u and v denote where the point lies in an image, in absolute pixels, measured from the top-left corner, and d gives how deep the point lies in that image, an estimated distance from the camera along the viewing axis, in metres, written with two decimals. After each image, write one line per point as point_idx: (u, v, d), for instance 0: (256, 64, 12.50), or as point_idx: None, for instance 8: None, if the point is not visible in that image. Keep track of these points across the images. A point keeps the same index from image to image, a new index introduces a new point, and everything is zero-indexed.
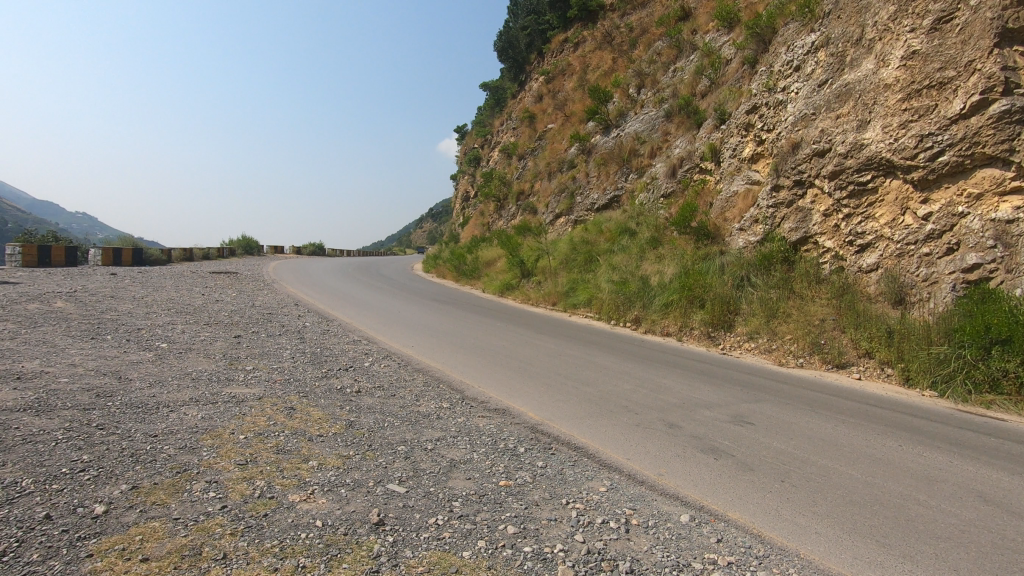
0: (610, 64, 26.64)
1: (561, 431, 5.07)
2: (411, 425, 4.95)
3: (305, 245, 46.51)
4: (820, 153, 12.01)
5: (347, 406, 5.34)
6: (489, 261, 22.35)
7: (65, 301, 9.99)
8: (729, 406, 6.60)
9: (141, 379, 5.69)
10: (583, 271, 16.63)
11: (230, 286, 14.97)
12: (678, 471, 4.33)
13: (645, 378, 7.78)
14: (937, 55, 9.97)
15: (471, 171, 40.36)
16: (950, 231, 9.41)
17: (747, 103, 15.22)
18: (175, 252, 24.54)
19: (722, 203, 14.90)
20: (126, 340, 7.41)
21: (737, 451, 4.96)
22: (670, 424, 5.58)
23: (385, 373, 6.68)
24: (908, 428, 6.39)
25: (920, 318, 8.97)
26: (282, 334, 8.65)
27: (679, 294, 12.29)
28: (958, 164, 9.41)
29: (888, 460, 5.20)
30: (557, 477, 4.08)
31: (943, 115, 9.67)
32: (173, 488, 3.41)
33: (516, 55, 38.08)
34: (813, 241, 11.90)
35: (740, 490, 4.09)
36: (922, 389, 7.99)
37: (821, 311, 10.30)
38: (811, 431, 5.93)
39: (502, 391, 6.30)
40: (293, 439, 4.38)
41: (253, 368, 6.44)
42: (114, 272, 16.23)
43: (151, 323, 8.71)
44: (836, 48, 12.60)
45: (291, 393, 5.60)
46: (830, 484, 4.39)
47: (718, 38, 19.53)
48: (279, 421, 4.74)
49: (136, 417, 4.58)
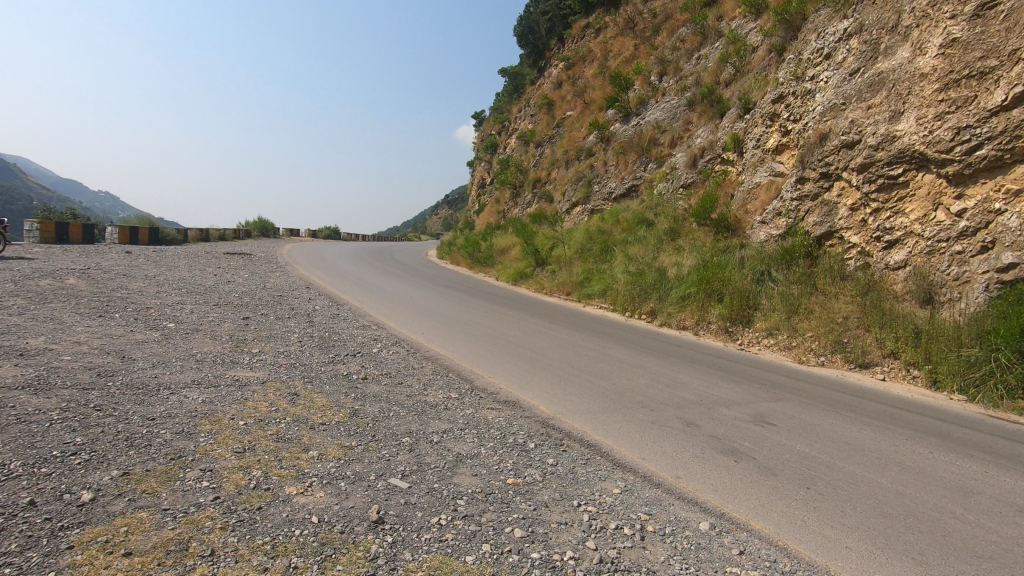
0: (632, 51, 26.02)
1: (573, 426, 4.86)
2: (418, 416, 4.76)
3: (321, 229, 46.97)
4: (849, 145, 11.52)
5: (352, 393, 5.17)
6: (503, 249, 22.10)
7: (78, 278, 9.97)
8: (749, 405, 6.34)
9: (145, 360, 5.57)
10: (599, 261, 16.34)
11: (243, 267, 14.94)
12: (697, 474, 4.09)
13: (661, 373, 7.51)
14: (978, 43, 9.44)
15: (487, 158, 40.01)
16: (985, 229, 8.96)
17: (774, 92, 14.72)
18: (191, 232, 24.64)
19: (743, 195, 14.48)
20: (133, 319, 7.32)
21: (760, 454, 4.69)
22: (688, 422, 5.32)
23: (393, 360, 6.50)
24: (938, 434, 6.07)
25: (950, 319, 8.59)
26: (291, 317, 8.54)
27: (696, 286, 11.95)
28: (997, 158, 8.93)
29: (920, 468, 4.92)
30: (568, 477, 3.86)
31: (983, 106, 9.18)
32: (166, 476, 3.26)
33: (536, 41, 37.43)
34: (838, 237, 11.48)
35: (764, 496, 3.84)
36: (950, 394, 7.66)
37: (845, 309, 9.92)
38: (836, 434, 5.66)
39: (513, 382, 6.11)
40: (295, 427, 4.21)
41: (259, 351, 6.30)
42: (128, 250, 16.23)
43: (160, 302, 8.63)
44: (869, 35, 12.04)
45: (295, 377, 5.45)
46: (859, 493, 4.13)
47: (745, 25, 18.93)
48: (281, 407, 4.57)
49: (135, 399, 4.45)
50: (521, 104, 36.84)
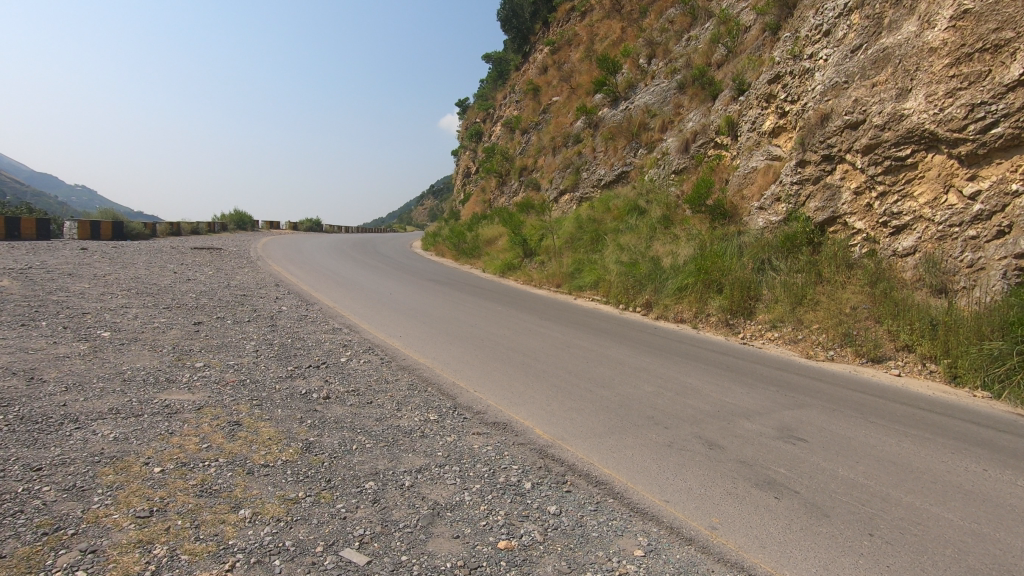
0: (619, 34, 25.03)
1: (574, 455, 4.04)
2: (387, 449, 3.88)
3: (302, 221, 45.57)
4: (852, 126, 10.73)
5: (309, 420, 4.26)
6: (489, 240, 21.13)
7: (12, 280, 8.86)
8: (772, 415, 5.56)
9: (57, 382, 4.59)
10: (589, 251, 15.51)
11: (209, 263, 13.89)
12: (734, 520, 3.29)
13: (667, 377, 6.69)
14: (992, 15, 8.69)
15: (472, 146, 38.90)
16: (1001, 212, 8.26)
17: (770, 72, 13.92)
18: (159, 227, 23.37)
19: (738, 180, 13.70)
20: (61, 328, 6.31)
21: (801, 486, 3.90)
22: (710, 443, 4.51)
23: (363, 373, 5.61)
24: (982, 444, 5.33)
25: (968, 308, 7.86)
26: (251, 320, 7.58)
27: (694, 276, 11.16)
28: (1014, 136, 8.20)
29: (984, 495, 4.15)
30: (575, 533, 3.03)
31: (998, 81, 8.44)
32: (25, 566, 2.36)
33: (520, 25, 36.25)
34: (841, 222, 10.73)
35: (823, 553, 3.04)
36: (973, 390, 6.93)
37: (854, 299, 9.15)
38: (876, 451, 4.91)
39: (504, 396, 5.25)
40: (225, 473, 3.30)
41: (204, 366, 5.34)
42: (83, 246, 15.11)
43: (101, 306, 7.62)
44: (872, 10, 11.23)
45: (241, 401, 4.51)
46: (933, 540, 3.34)
47: (736, 5, 18.07)
48: (215, 444, 3.66)
49: (25, 439, 3.51)
50: (505, 91, 35.70)
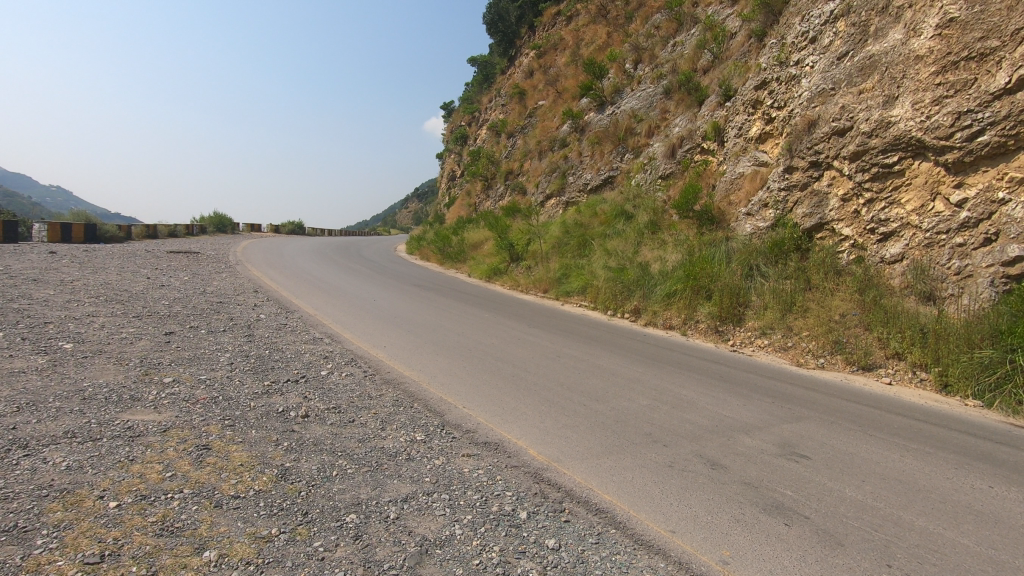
0: (605, 39, 24.95)
1: (570, 479, 3.78)
2: (370, 475, 3.58)
3: (285, 224, 44.79)
4: (839, 132, 10.67)
5: (285, 442, 3.94)
6: (475, 244, 20.83)
7: None
8: (772, 430, 5.36)
9: (8, 401, 4.22)
10: (576, 256, 15.31)
11: (185, 267, 13.39)
12: (747, 553, 3.07)
13: (661, 389, 6.47)
14: (978, 23, 8.66)
15: (457, 150, 38.61)
16: (988, 220, 8.21)
17: (756, 78, 13.87)
18: (134, 229, 22.67)
19: (726, 185, 13.60)
20: (19, 339, 5.89)
21: (811, 510, 3.69)
22: (713, 463, 4.29)
23: (344, 388, 5.28)
24: (983, 458, 5.19)
25: (957, 315, 7.77)
26: (226, 330, 7.20)
27: (683, 283, 10.99)
28: (1000, 144, 8.17)
29: (994, 516, 3.98)
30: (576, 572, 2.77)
31: (984, 89, 8.41)
32: None
33: (506, 29, 36.10)
34: (829, 228, 10.64)
35: None
36: (965, 399, 6.82)
37: (843, 306, 9.03)
38: (881, 468, 4.72)
39: (494, 412, 5.00)
40: (190, 508, 2.99)
41: (173, 381, 4.99)
42: (53, 249, 14.50)
43: (66, 315, 7.18)
44: (858, 17, 11.20)
45: (211, 422, 4.16)
46: (952, 571, 3.15)
47: (721, 12, 18.07)
48: (180, 473, 3.33)
49: None
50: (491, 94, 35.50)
